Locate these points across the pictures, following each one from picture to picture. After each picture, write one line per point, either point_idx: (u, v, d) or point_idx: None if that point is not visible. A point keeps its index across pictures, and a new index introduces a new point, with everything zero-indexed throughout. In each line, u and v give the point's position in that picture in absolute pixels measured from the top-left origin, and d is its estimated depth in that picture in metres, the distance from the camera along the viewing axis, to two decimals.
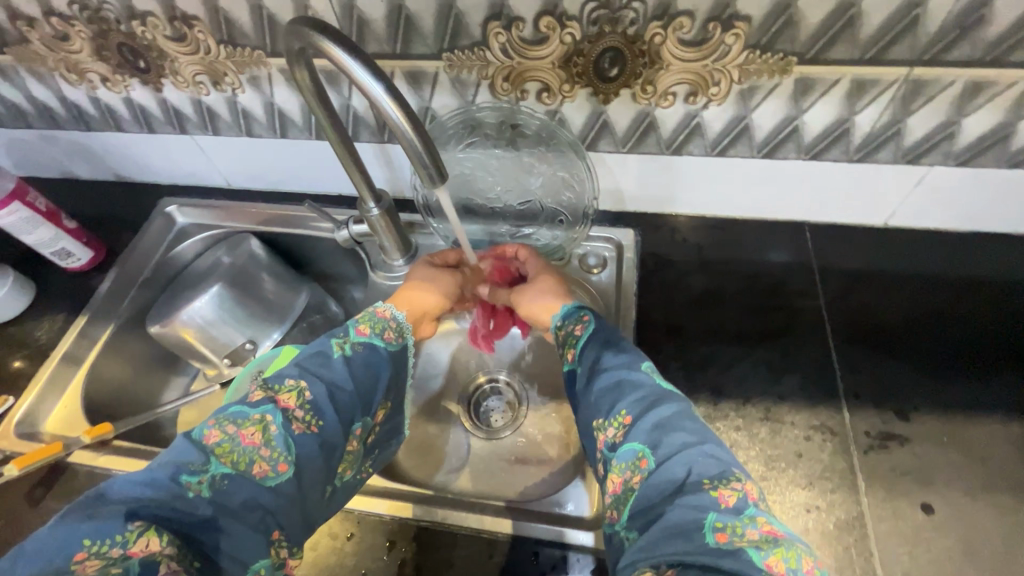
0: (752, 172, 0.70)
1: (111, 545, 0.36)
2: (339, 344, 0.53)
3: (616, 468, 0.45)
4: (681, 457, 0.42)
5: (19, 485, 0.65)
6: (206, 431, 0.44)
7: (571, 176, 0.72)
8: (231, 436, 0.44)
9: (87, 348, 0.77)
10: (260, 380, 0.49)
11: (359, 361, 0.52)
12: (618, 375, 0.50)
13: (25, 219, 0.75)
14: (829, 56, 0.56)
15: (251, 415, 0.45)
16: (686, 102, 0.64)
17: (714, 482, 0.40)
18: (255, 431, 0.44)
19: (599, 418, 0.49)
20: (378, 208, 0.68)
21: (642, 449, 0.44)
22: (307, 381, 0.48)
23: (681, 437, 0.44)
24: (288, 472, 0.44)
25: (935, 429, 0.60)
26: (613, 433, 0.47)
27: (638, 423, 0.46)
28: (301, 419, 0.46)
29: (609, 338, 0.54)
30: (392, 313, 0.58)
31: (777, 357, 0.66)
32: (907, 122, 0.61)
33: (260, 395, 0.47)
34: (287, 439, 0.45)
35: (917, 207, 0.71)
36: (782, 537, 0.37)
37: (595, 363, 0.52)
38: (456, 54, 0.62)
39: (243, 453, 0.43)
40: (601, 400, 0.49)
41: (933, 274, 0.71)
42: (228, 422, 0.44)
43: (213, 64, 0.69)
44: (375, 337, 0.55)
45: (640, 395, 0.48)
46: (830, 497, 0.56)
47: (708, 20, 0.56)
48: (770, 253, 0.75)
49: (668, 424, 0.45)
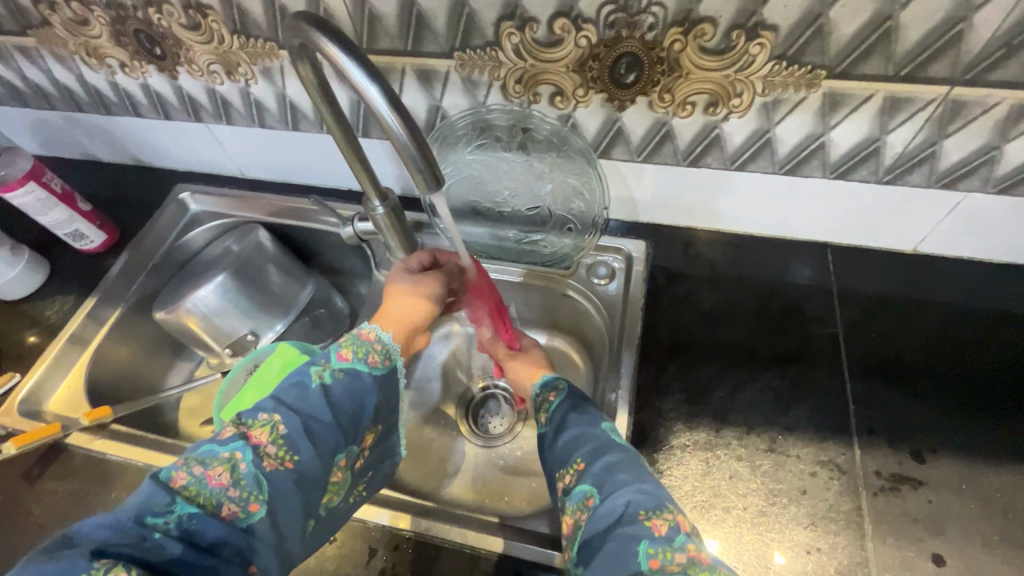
0: (772, 189, 0.67)
1: None
2: (318, 372, 0.49)
3: (568, 510, 0.47)
4: (622, 492, 0.44)
5: (19, 462, 0.67)
6: (173, 472, 0.42)
7: (582, 183, 0.70)
8: (198, 478, 0.42)
9: (94, 330, 0.78)
10: (236, 414, 0.47)
11: (340, 390, 0.50)
12: (576, 427, 0.52)
13: (40, 200, 0.76)
14: (860, 71, 0.53)
15: (221, 453, 0.44)
16: (706, 113, 0.61)
17: (648, 512, 0.42)
18: (224, 472, 0.43)
19: (558, 467, 0.51)
20: (383, 207, 0.61)
21: (590, 488, 0.46)
22: (280, 415, 0.46)
23: (624, 476, 0.45)
24: (259, 511, 0.43)
25: (952, 475, 0.56)
26: (567, 478, 0.49)
27: (589, 467, 0.48)
28: (273, 455, 0.45)
29: (578, 402, 0.56)
30: (376, 335, 0.55)
31: (786, 385, 0.63)
32: (943, 144, 0.57)
33: (231, 432, 0.45)
34: (258, 477, 0.43)
35: (949, 234, 0.67)
36: (708, 563, 0.39)
37: (560, 418, 0.54)
38: (468, 54, 0.61)
39: (211, 494, 0.42)
40: (560, 449, 0.51)
41: (960, 307, 0.67)
42: (196, 462, 0.43)
43: (226, 54, 0.69)
44: (358, 363, 0.51)
45: (595, 442, 0.50)
46: (833, 539, 0.53)
47: (731, 28, 0.53)
48: (787, 274, 0.71)
49: (614, 466, 0.47)
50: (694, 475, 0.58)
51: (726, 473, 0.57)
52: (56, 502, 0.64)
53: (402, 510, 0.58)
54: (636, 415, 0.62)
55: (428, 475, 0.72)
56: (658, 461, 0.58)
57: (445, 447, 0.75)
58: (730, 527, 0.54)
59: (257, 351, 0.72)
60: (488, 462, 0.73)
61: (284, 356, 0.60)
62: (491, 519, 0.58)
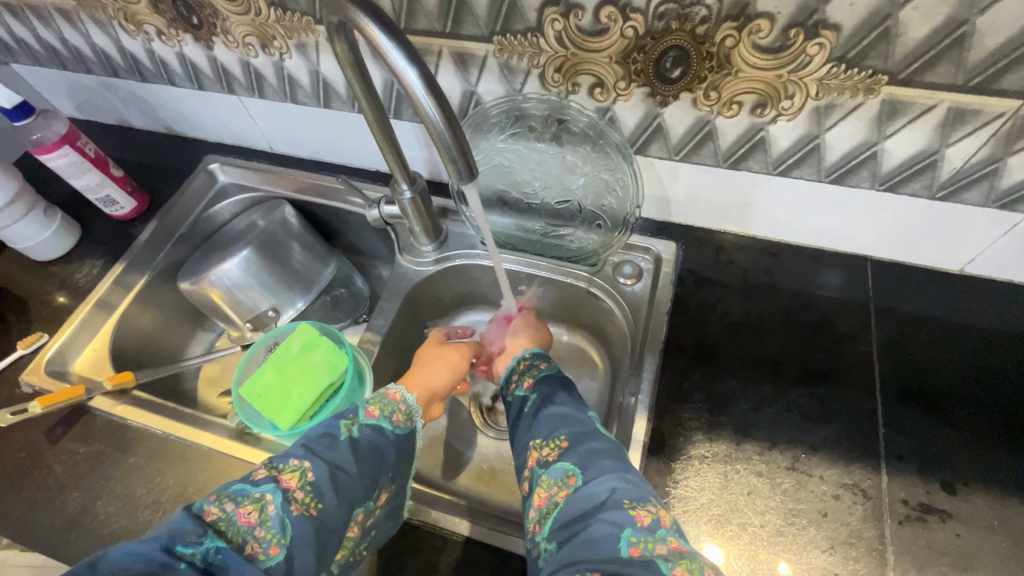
0: (814, 197, 0.64)
1: None
2: (347, 427, 0.52)
3: (544, 484, 0.46)
4: (607, 479, 0.44)
5: (45, 421, 0.69)
6: (206, 506, 0.44)
7: (616, 179, 0.67)
8: (228, 514, 0.44)
9: (121, 296, 0.79)
10: (267, 458, 0.49)
11: (366, 445, 0.51)
12: (566, 410, 0.51)
13: (74, 164, 0.76)
14: (926, 78, 0.50)
15: (252, 493, 0.45)
16: (752, 114, 0.58)
17: (633, 503, 0.42)
18: (253, 510, 0.44)
19: (537, 439, 0.50)
20: (411, 191, 0.66)
21: (572, 468, 0.46)
22: (310, 462, 0.48)
23: (609, 463, 0.45)
24: (279, 554, 0.43)
25: (985, 510, 0.53)
26: (547, 453, 0.48)
27: (573, 448, 0.47)
28: (300, 500, 0.46)
29: (564, 380, 0.56)
30: (402, 395, 0.56)
31: (814, 403, 0.61)
32: (1007, 162, 0.53)
33: (263, 474, 0.47)
34: (283, 520, 0.44)
35: (1000, 257, 0.63)
36: (688, 551, 0.39)
37: (549, 395, 0.54)
38: (508, 39, 0.59)
39: (239, 532, 0.43)
40: (542, 424, 0.51)
41: (1004, 333, 0.64)
42: (228, 499, 0.44)
43: (263, 27, 0.68)
44: (383, 420, 0.54)
45: (580, 425, 0.49)
46: (852, 565, 0.51)
47: (790, 25, 0.50)
48: (822, 286, 0.69)
49: (600, 452, 0.46)
50: (710, 488, 0.56)
51: (745, 489, 0.56)
52: (77, 463, 0.65)
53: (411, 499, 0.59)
54: (655, 421, 0.61)
55: (440, 464, 0.72)
56: (675, 471, 0.57)
57: (457, 436, 0.74)
58: (743, 544, 0.53)
59: (276, 329, 0.71)
60: (500, 456, 0.72)
61: (303, 335, 0.66)
62: (500, 516, 0.58)
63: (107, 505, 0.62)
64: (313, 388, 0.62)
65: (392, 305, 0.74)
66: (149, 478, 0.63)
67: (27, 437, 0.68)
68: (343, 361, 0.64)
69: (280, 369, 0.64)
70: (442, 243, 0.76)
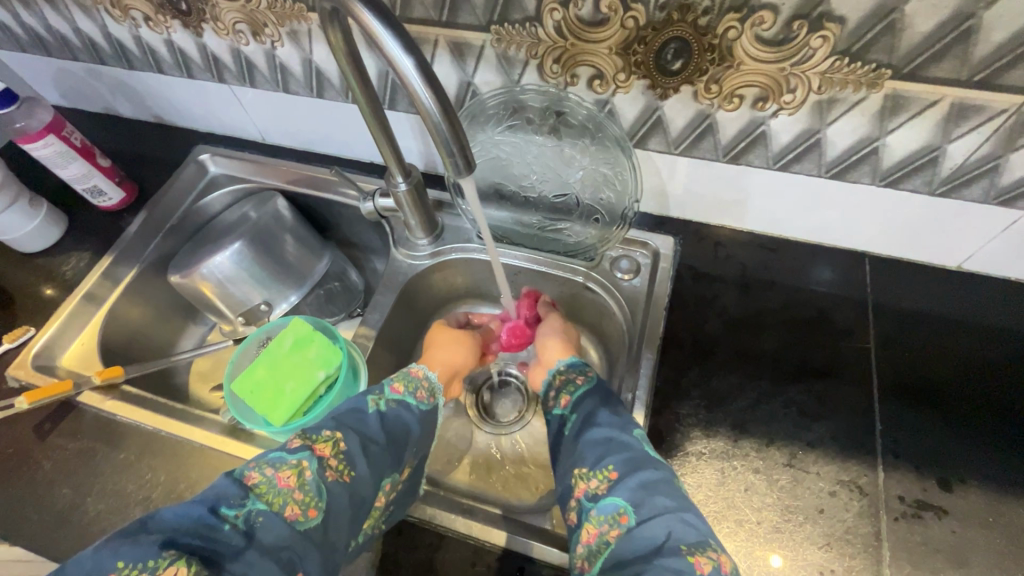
0: (814, 193, 0.64)
1: (141, 570, 0.35)
2: (374, 400, 0.54)
3: (593, 520, 0.46)
4: (662, 520, 0.43)
5: (33, 416, 0.67)
6: (247, 471, 0.44)
7: (614, 173, 0.66)
8: (268, 478, 0.44)
9: (109, 289, 0.77)
10: (299, 430, 0.49)
11: (392, 418, 0.53)
12: (611, 433, 0.51)
13: (60, 153, 0.74)
14: (931, 73, 0.49)
15: (289, 459, 0.45)
16: (754, 107, 0.57)
17: (691, 548, 0.41)
18: (291, 474, 0.44)
19: (583, 468, 0.49)
20: (406, 184, 0.65)
21: (624, 505, 0.45)
22: (342, 433, 0.49)
23: (664, 500, 0.44)
24: (316, 518, 0.43)
25: (981, 507, 0.53)
26: (596, 485, 0.47)
27: (624, 480, 0.46)
28: (335, 467, 0.46)
29: (608, 398, 0.56)
30: (425, 373, 0.59)
31: (811, 400, 0.60)
32: (1009, 158, 0.53)
33: (298, 442, 0.47)
34: (319, 485, 0.45)
35: (998, 253, 0.63)
36: None
37: (591, 415, 0.54)
38: (505, 29, 0.57)
39: (279, 495, 0.43)
40: (589, 451, 0.50)
41: (999, 328, 0.64)
42: (268, 465, 0.45)
43: (253, 14, 0.66)
44: (409, 396, 0.56)
45: (630, 453, 0.49)
46: (849, 562, 0.52)
47: (794, 18, 0.49)
48: (820, 282, 0.68)
49: (652, 487, 0.45)
50: (708, 485, 0.56)
51: (742, 485, 0.56)
52: (66, 459, 0.64)
53: None
54: (652, 417, 0.60)
55: (435, 459, 0.71)
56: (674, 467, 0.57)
57: (454, 431, 0.73)
58: (741, 540, 0.53)
59: (269, 323, 0.70)
60: (496, 451, 0.72)
61: (296, 330, 0.65)
62: (496, 513, 0.57)
63: (97, 502, 0.61)
64: (306, 384, 0.61)
65: (387, 299, 0.73)
66: (139, 475, 0.62)
67: (13, 433, 0.67)
68: (337, 357, 0.63)
69: (273, 364, 0.63)
70: (438, 237, 0.75)
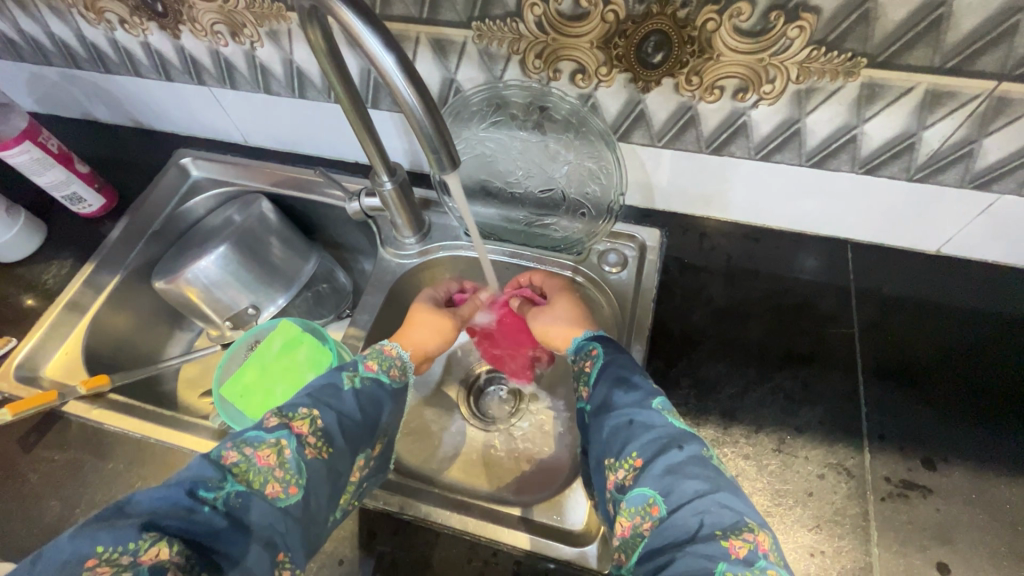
0: (795, 181, 0.64)
1: (121, 553, 0.36)
2: (350, 377, 0.55)
3: (625, 512, 0.46)
4: (693, 506, 0.43)
5: (17, 429, 0.66)
6: (224, 452, 0.45)
7: (599, 167, 0.67)
8: (247, 457, 0.45)
9: (92, 297, 0.76)
10: (274, 407, 0.50)
11: (367, 394, 0.55)
12: (629, 414, 0.51)
13: (36, 161, 0.73)
14: (905, 61, 0.50)
15: (267, 438, 0.47)
16: (734, 99, 0.58)
17: (726, 532, 0.41)
18: (271, 454, 0.46)
19: (611, 458, 0.50)
20: (391, 182, 0.65)
21: (653, 495, 0.45)
22: (318, 410, 0.50)
23: (695, 484, 0.44)
24: (297, 494, 0.45)
25: (963, 485, 0.55)
26: (624, 475, 0.48)
27: (649, 468, 0.46)
28: (313, 444, 0.48)
29: (619, 374, 0.55)
30: (397, 351, 0.61)
31: (798, 387, 0.61)
32: (982, 143, 0.54)
33: (275, 421, 0.48)
34: (299, 462, 0.46)
35: (974, 237, 0.65)
36: None
37: (607, 399, 0.54)
38: (486, 24, 0.57)
39: (259, 474, 0.45)
40: (613, 440, 0.50)
41: (975, 309, 0.66)
42: (246, 444, 0.46)
43: (231, 14, 0.65)
44: (382, 374, 0.58)
45: (653, 436, 0.48)
46: (838, 543, 0.53)
47: (770, 9, 0.50)
48: (804, 268, 0.70)
49: (679, 470, 0.45)
50: None
51: (732, 472, 0.57)
52: (52, 471, 0.63)
53: (401, 494, 0.58)
54: None
55: (428, 457, 0.71)
56: None
57: (446, 430, 0.73)
58: None
59: (258, 326, 0.70)
60: (488, 446, 0.72)
61: (285, 333, 0.64)
62: (491, 509, 0.58)
63: (86, 513, 0.60)
64: (296, 388, 0.61)
65: (376, 299, 0.72)
66: (129, 484, 0.61)
67: None
68: (327, 359, 0.63)
69: (262, 368, 0.62)
70: (425, 234, 0.74)
